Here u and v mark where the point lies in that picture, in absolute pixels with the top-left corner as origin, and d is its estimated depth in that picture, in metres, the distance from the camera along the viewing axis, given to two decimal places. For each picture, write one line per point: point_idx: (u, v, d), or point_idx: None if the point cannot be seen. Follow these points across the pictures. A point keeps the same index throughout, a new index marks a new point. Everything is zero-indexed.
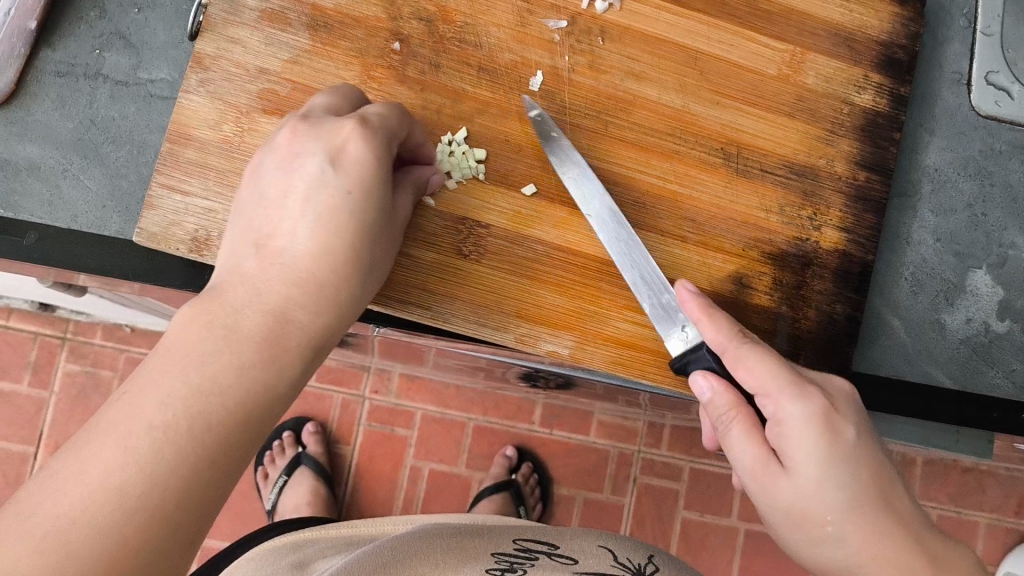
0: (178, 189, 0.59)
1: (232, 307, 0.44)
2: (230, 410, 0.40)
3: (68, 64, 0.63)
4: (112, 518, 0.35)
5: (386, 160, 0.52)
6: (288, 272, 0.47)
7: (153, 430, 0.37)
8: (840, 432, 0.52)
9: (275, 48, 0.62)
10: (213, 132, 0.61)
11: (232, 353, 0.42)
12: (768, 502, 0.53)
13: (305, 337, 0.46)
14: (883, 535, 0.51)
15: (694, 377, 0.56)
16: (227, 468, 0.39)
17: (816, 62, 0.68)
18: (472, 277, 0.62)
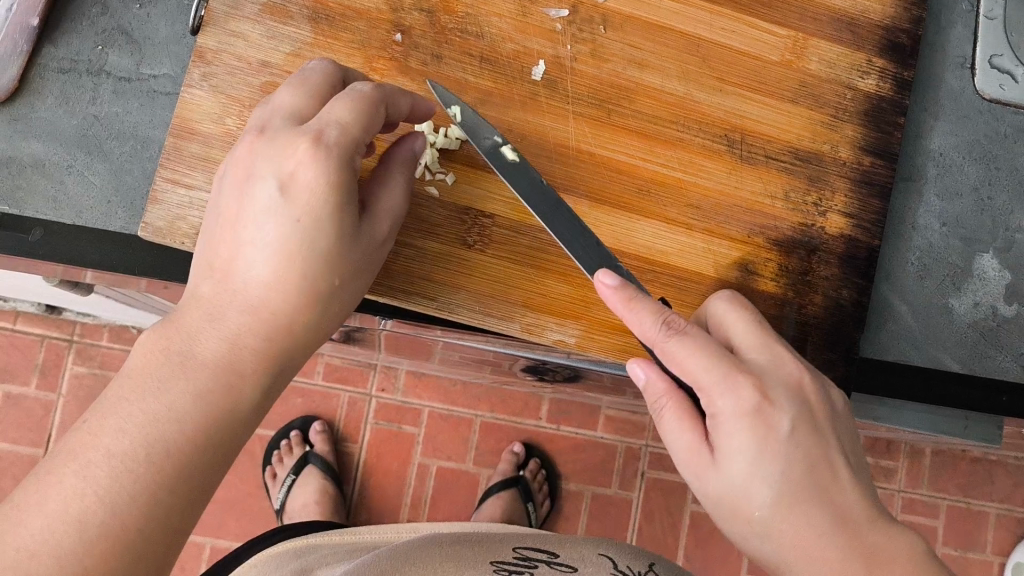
0: (182, 182, 0.60)
1: (189, 333, 0.47)
2: (187, 434, 0.44)
3: (71, 60, 0.63)
4: (71, 549, 0.39)
5: (343, 181, 0.49)
6: (243, 300, 0.49)
7: (111, 459, 0.41)
8: (772, 424, 0.50)
9: (277, 42, 0.62)
10: (217, 125, 0.61)
11: (188, 380, 0.45)
12: (701, 493, 0.53)
13: (259, 358, 0.48)
14: (815, 535, 0.50)
15: (631, 364, 0.55)
16: (187, 491, 0.43)
17: (819, 47, 0.68)
18: (478, 267, 0.62)
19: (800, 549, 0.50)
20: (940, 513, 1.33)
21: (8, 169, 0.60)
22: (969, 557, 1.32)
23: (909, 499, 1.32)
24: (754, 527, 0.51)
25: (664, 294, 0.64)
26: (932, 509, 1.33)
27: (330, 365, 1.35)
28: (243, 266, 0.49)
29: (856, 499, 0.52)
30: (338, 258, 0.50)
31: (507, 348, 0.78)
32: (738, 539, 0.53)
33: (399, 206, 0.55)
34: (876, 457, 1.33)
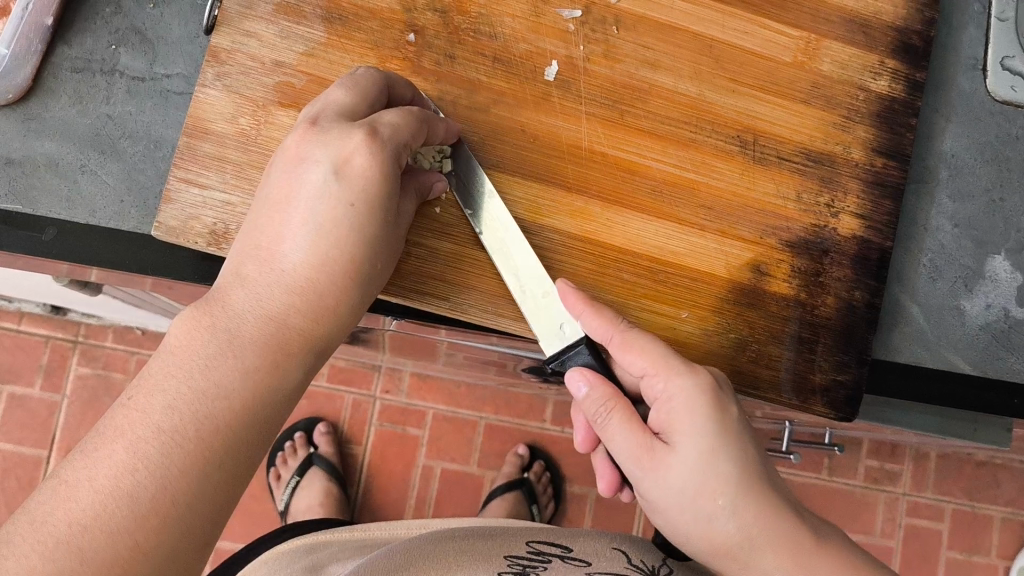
0: (196, 182, 0.60)
1: (234, 312, 0.48)
2: (233, 412, 0.45)
3: (85, 60, 0.63)
4: (126, 521, 0.40)
5: (391, 173, 0.51)
6: (287, 280, 0.50)
7: (160, 434, 0.43)
8: (726, 406, 0.54)
9: (292, 42, 0.62)
10: (230, 125, 0.61)
11: (235, 358, 0.47)
12: (658, 485, 0.55)
13: (302, 338, 0.49)
14: (768, 508, 0.55)
15: (572, 375, 0.57)
16: (232, 467, 0.44)
17: (831, 48, 0.68)
18: (491, 267, 0.62)
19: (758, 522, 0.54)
20: (945, 516, 1.32)
21: (21, 169, 0.60)
22: (974, 560, 1.32)
23: (913, 502, 1.33)
24: (716, 510, 0.54)
25: (676, 295, 0.64)
26: (937, 512, 1.33)
27: (334, 367, 1.35)
28: (285, 247, 0.50)
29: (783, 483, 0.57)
30: (379, 242, 0.52)
31: (515, 348, 0.78)
32: (693, 529, 0.55)
33: (411, 212, 0.56)
34: (880, 460, 1.33)
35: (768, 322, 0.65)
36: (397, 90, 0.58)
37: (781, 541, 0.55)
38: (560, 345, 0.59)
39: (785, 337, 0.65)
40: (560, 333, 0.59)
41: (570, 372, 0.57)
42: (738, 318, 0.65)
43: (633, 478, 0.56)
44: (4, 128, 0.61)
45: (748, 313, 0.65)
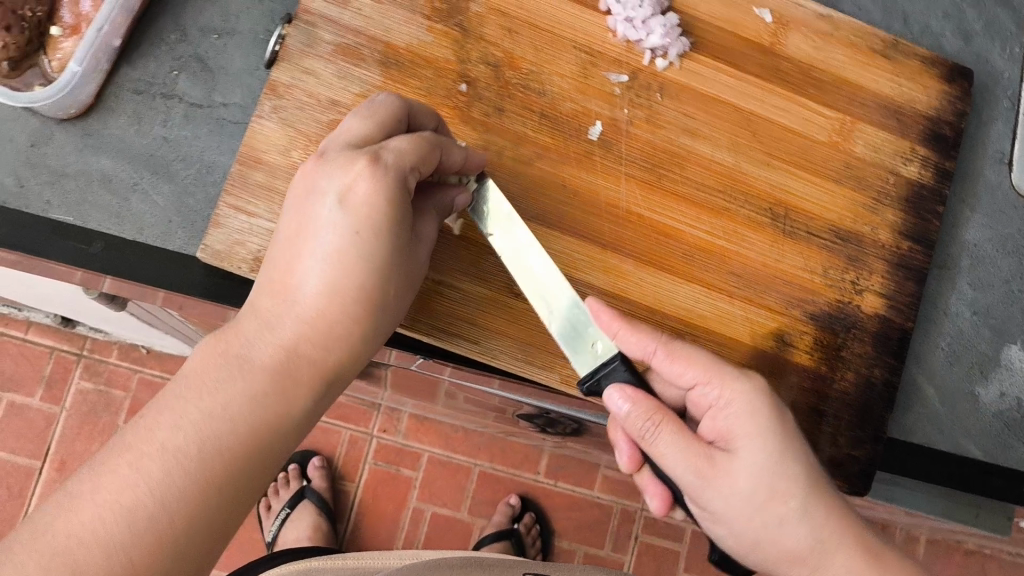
0: (244, 210, 0.61)
1: (247, 341, 0.49)
2: (236, 437, 0.46)
3: (146, 83, 0.64)
4: (122, 536, 0.42)
5: (398, 200, 0.51)
6: (300, 311, 0.50)
7: (166, 451, 0.44)
8: (782, 411, 0.56)
9: (348, 83, 0.64)
10: (283, 157, 0.62)
11: (246, 382, 0.48)
12: (723, 495, 0.54)
13: (315, 369, 0.50)
14: (836, 511, 0.55)
15: (613, 391, 0.56)
16: (233, 494, 0.46)
17: (865, 131, 0.71)
18: (523, 316, 0.63)
19: (827, 525, 0.55)
20: None
21: (76, 183, 0.62)
22: None
23: None
24: (787, 513, 0.54)
25: None
26: None
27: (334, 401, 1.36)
28: (300, 279, 0.51)
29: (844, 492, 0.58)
30: (393, 274, 0.52)
31: (528, 397, 0.79)
32: (763, 541, 0.55)
33: (433, 234, 0.57)
34: None
35: (786, 391, 0.66)
36: (419, 118, 0.58)
37: (852, 548, 0.55)
38: (592, 363, 0.57)
39: (802, 409, 0.66)
40: (592, 351, 0.57)
41: (609, 390, 0.56)
42: None
43: (689, 491, 0.56)
44: (64, 145, 0.63)
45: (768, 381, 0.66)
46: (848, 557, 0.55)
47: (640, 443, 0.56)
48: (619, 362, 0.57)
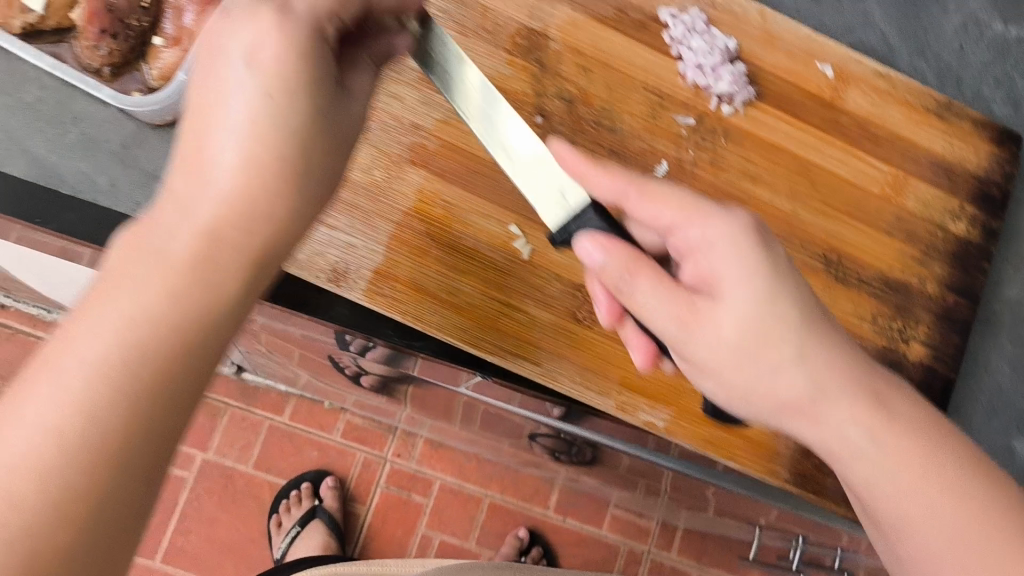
0: (326, 223, 0.64)
1: (161, 228, 0.38)
2: (157, 354, 0.35)
3: None
4: (57, 463, 0.32)
5: (309, 53, 0.42)
6: (216, 203, 0.39)
7: (84, 371, 0.33)
8: (772, 242, 0.51)
9: (429, 108, 0.67)
10: (365, 175, 0.65)
11: (166, 300, 0.36)
12: (709, 342, 0.49)
13: (250, 254, 0.39)
14: (829, 347, 0.51)
15: (582, 242, 0.50)
16: (165, 410, 0.35)
17: (916, 187, 0.74)
18: (583, 341, 0.66)
19: (829, 369, 0.50)
20: None
21: None
22: None
23: None
24: (783, 362, 0.49)
25: None
26: None
27: (351, 423, 1.39)
28: (210, 153, 0.39)
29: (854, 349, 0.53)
30: (322, 135, 0.43)
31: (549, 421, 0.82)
32: (762, 395, 0.51)
33: (369, 89, 0.49)
34: None
35: None
36: None
37: (861, 395, 0.51)
38: (563, 218, 0.51)
39: None
40: (556, 202, 0.51)
41: (577, 236, 0.51)
42: None
43: (667, 339, 0.50)
44: (45, 138, 0.64)
45: None
46: (859, 412, 0.50)
47: (603, 279, 0.51)
48: (589, 211, 0.51)
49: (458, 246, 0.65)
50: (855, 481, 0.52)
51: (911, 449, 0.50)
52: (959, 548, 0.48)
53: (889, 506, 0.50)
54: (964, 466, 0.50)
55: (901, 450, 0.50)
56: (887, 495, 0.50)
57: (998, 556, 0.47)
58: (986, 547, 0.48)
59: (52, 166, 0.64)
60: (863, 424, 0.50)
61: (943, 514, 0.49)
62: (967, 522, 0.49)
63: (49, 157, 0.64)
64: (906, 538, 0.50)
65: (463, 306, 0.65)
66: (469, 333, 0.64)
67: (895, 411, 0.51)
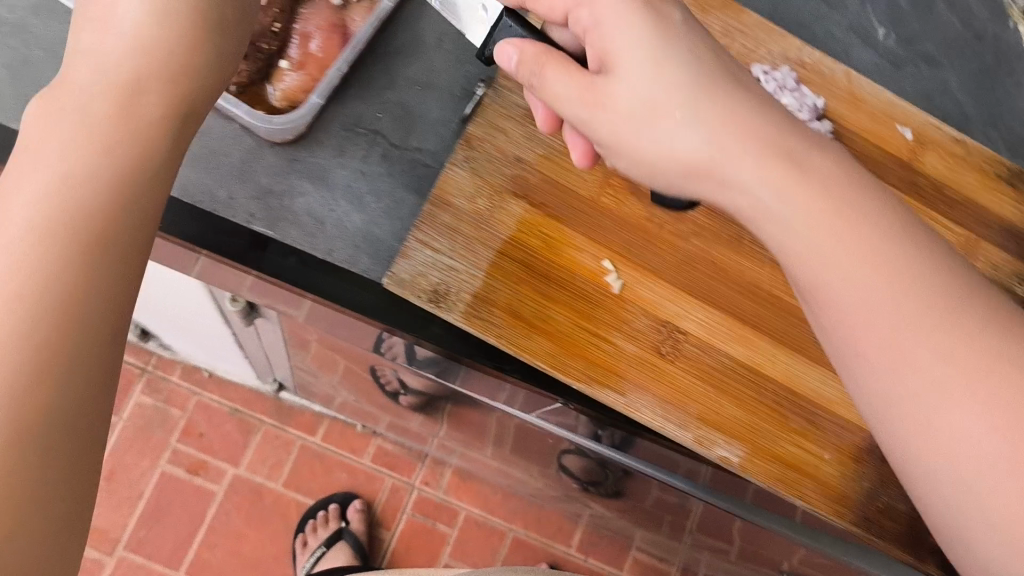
0: (429, 245, 0.67)
1: (78, 96, 0.47)
2: (84, 203, 0.44)
3: (353, 121, 0.71)
4: (16, 319, 0.40)
5: None
6: (128, 53, 0.50)
7: (32, 229, 0.42)
8: (669, 20, 0.58)
9: (532, 143, 0.71)
10: (469, 202, 0.69)
11: (85, 136, 0.46)
12: (607, 113, 0.58)
13: (163, 95, 0.50)
14: (729, 101, 0.58)
15: (501, 48, 0.60)
16: (116, 273, 0.44)
17: (988, 250, 0.76)
18: (666, 375, 0.69)
19: (721, 122, 0.57)
20: None
21: (279, 201, 0.68)
22: None
23: None
24: (673, 123, 0.58)
25: (822, 436, 0.71)
26: None
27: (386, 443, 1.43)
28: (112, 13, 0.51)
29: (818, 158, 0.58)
30: (210, 19, 0.53)
31: (589, 445, 0.91)
32: (662, 158, 0.59)
33: None
34: None
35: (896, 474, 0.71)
36: None
37: (764, 152, 0.57)
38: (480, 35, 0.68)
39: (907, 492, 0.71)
40: (480, 12, 0.68)
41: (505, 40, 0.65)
42: (871, 467, 0.71)
43: (580, 121, 0.60)
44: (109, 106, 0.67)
45: (882, 464, 0.71)
46: (801, 184, 0.57)
47: (537, 91, 0.60)
48: (506, 19, 0.65)
49: (553, 277, 0.69)
50: (803, 279, 0.57)
51: (860, 244, 0.55)
52: (903, 340, 0.53)
53: (865, 338, 0.55)
54: (936, 286, 0.55)
55: (836, 234, 0.56)
56: (853, 294, 0.55)
57: (962, 367, 0.52)
58: (943, 348, 0.53)
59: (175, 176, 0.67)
60: (798, 201, 0.56)
61: (887, 302, 0.54)
62: (916, 313, 0.54)
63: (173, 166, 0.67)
64: (874, 350, 0.54)
65: (554, 333, 0.68)
66: (559, 360, 0.67)
67: (812, 166, 0.58)
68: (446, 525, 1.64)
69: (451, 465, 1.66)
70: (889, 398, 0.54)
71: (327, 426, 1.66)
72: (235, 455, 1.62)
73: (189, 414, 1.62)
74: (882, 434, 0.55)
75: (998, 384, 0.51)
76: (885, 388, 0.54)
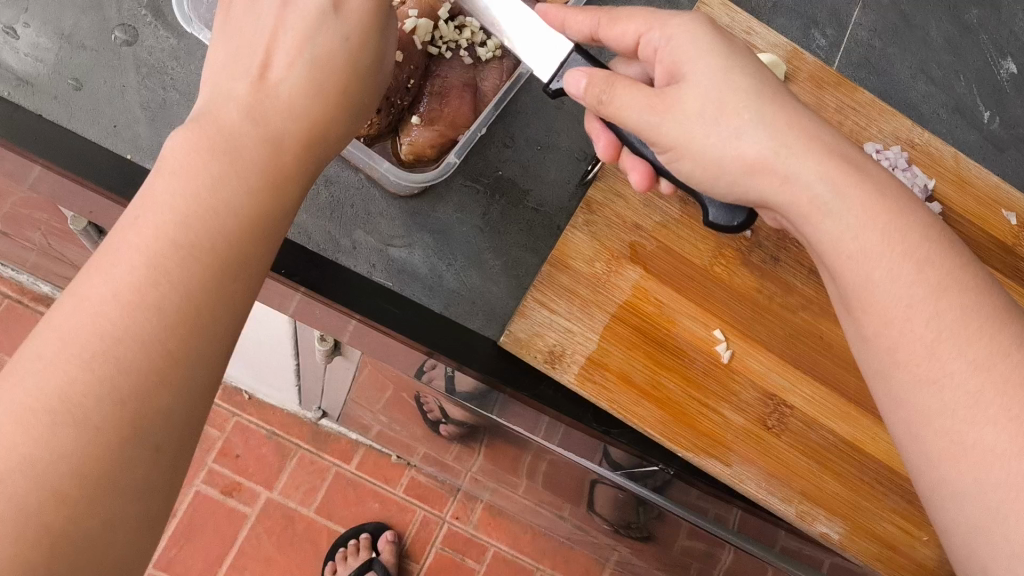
0: (547, 307, 0.68)
1: (230, 134, 0.48)
2: (223, 231, 0.45)
3: (474, 177, 0.72)
4: (154, 330, 0.41)
5: (376, 22, 0.55)
6: (284, 107, 0.51)
7: (176, 249, 0.43)
8: (730, 37, 0.62)
9: (651, 211, 0.72)
10: (587, 266, 0.69)
11: (231, 170, 0.46)
12: (676, 120, 0.60)
13: (302, 141, 0.51)
14: (792, 113, 0.60)
15: (569, 79, 0.62)
16: (236, 296, 0.45)
17: None
18: (771, 448, 0.70)
19: (785, 130, 0.59)
20: None
21: (399, 253, 0.69)
22: None
23: None
24: (741, 123, 0.59)
25: (921, 519, 0.71)
26: None
27: None
28: (274, 67, 0.52)
29: (878, 171, 0.60)
30: (354, 83, 0.54)
31: (624, 483, 0.84)
32: (725, 158, 0.60)
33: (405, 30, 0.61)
34: None
35: None
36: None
37: (822, 160, 0.59)
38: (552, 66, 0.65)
39: None
40: (549, 51, 0.64)
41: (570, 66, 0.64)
42: None
43: (650, 130, 0.61)
44: None
45: None
46: (854, 188, 0.58)
47: (604, 111, 0.62)
48: (576, 53, 0.64)
49: (667, 344, 0.69)
50: (848, 278, 0.58)
51: (902, 239, 0.57)
52: (943, 346, 0.54)
53: (886, 307, 0.56)
54: (975, 288, 0.56)
55: (882, 235, 0.57)
56: (898, 297, 0.56)
57: (997, 382, 0.52)
58: (978, 353, 0.53)
59: (302, 225, 0.68)
60: (855, 206, 0.58)
61: (929, 305, 0.55)
62: (959, 321, 0.54)
63: (301, 215, 0.68)
64: (914, 355, 0.55)
65: (665, 400, 0.68)
66: (668, 428, 0.68)
67: (869, 174, 0.59)
68: (474, 561, 1.62)
69: (484, 501, 1.65)
70: (924, 408, 0.54)
71: (362, 455, 1.63)
72: (270, 479, 1.58)
73: (227, 434, 1.58)
74: (908, 443, 0.56)
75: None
76: (918, 395, 0.54)
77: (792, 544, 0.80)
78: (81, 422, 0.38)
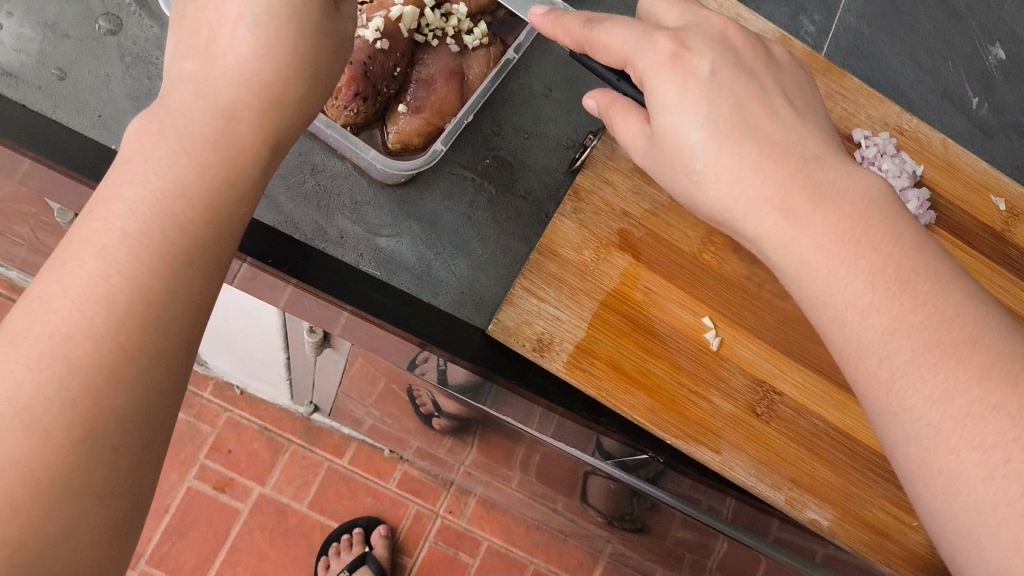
0: (535, 294, 0.68)
1: (178, 112, 0.47)
2: (177, 218, 0.43)
3: (462, 167, 0.72)
4: (104, 326, 0.40)
5: None
6: (232, 75, 0.48)
7: (125, 239, 0.42)
8: (693, 60, 0.56)
9: (639, 198, 0.72)
10: (576, 253, 0.69)
11: (181, 149, 0.45)
12: (658, 168, 0.59)
13: (259, 111, 0.48)
14: (750, 152, 0.55)
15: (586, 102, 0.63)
16: (199, 283, 0.44)
17: None
18: (760, 435, 0.69)
19: (739, 181, 0.55)
20: None
21: (388, 241, 0.68)
22: None
23: None
24: (698, 175, 0.56)
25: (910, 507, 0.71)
26: None
27: None
28: (224, 35, 0.48)
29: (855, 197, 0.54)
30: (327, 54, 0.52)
31: (615, 472, 0.83)
32: (695, 204, 0.59)
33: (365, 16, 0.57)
34: None
35: None
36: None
37: (775, 202, 0.54)
38: None
39: None
40: None
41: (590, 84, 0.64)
42: None
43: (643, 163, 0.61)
44: None
45: None
46: (816, 216, 0.53)
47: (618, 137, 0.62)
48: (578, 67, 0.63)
49: (654, 330, 0.69)
50: None
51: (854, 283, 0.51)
52: (898, 385, 0.49)
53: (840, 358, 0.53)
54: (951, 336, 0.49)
55: (829, 282, 0.52)
56: (849, 338, 0.51)
57: (955, 416, 0.47)
58: (931, 395, 0.48)
59: (289, 214, 0.67)
60: (807, 252, 0.53)
61: (880, 350, 0.50)
62: (914, 364, 0.49)
63: (288, 205, 0.67)
64: (871, 388, 0.50)
65: (656, 388, 0.68)
66: (657, 415, 0.68)
67: (832, 205, 0.54)
68: (468, 555, 1.62)
69: (477, 494, 1.65)
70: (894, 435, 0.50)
71: (355, 449, 1.63)
72: (262, 474, 1.58)
73: (219, 430, 1.58)
74: None
75: (994, 432, 0.46)
76: None
77: (785, 534, 0.80)
78: (32, 428, 0.38)
